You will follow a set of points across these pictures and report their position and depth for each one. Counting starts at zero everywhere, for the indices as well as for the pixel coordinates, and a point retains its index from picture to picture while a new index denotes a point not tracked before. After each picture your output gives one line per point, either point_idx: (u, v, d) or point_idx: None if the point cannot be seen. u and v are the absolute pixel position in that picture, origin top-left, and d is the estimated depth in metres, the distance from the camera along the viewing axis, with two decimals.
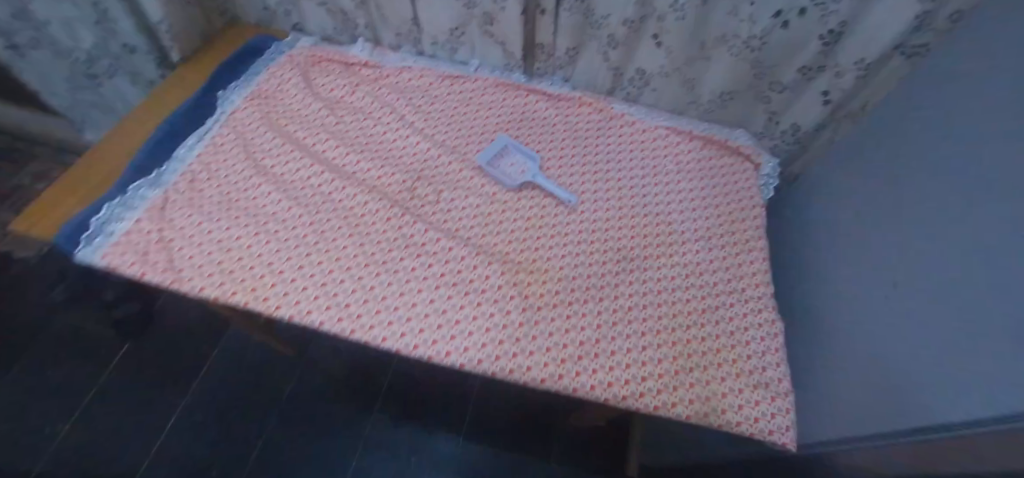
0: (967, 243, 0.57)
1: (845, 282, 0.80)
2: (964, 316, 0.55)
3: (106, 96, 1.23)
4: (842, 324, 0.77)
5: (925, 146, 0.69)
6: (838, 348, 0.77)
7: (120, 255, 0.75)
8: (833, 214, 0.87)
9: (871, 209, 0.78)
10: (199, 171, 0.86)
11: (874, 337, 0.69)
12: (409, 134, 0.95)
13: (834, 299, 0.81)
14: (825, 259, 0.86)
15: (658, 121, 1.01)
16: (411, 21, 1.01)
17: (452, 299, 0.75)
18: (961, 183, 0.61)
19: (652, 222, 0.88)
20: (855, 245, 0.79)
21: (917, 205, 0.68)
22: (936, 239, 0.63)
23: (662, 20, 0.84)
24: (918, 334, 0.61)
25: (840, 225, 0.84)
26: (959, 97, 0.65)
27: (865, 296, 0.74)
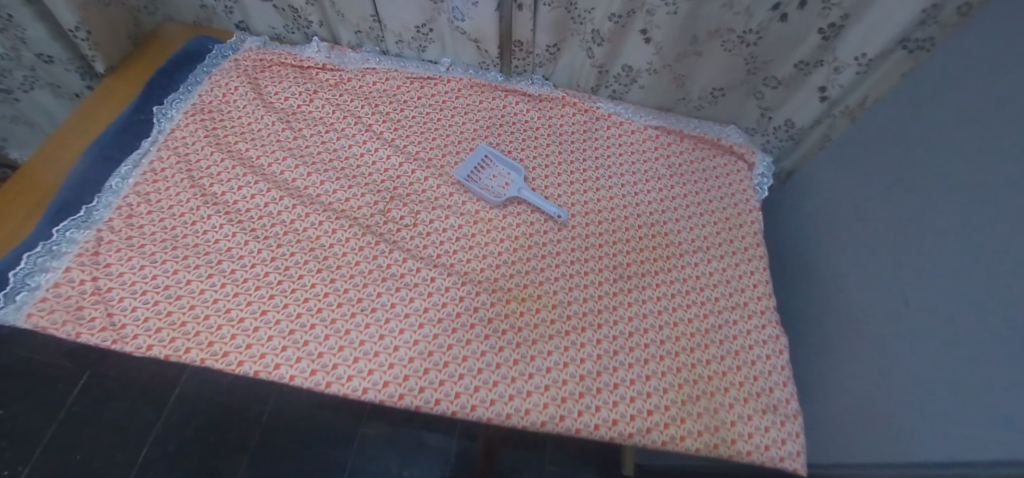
0: (979, 259, 0.53)
1: (843, 291, 0.76)
2: (980, 339, 0.51)
3: (28, 112, 1.08)
4: (845, 335, 0.73)
5: (926, 148, 0.65)
6: (842, 361, 0.73)
7: (49, 314, 0.65)
8: (830, 214, 0.82)
9: (873, 213, 0.72)
10: (136, 204, 0.76)
11: (879, 352, 0.65)
12: (378, 146, 0.85)
13: (834, 307, 0.77)
14: (824, 264, 0.82)
15: (646, 119, 0.94)
16: (371, 17, 0.90)
17: (438, 338, 0.68)
18: (970, 192, 0.56)
19: (648, 234, 0.82)
20: (857, 250, 0.74)
21: (918, 211, 0.64)
22: (941, 250, 0.59)
23: (651, 14, 0.76)
24: (929, 354, 0.57)
25: (841, 227, 0.79)
26: (967, 98, 0.60)
27: (866, 306, 0.70)
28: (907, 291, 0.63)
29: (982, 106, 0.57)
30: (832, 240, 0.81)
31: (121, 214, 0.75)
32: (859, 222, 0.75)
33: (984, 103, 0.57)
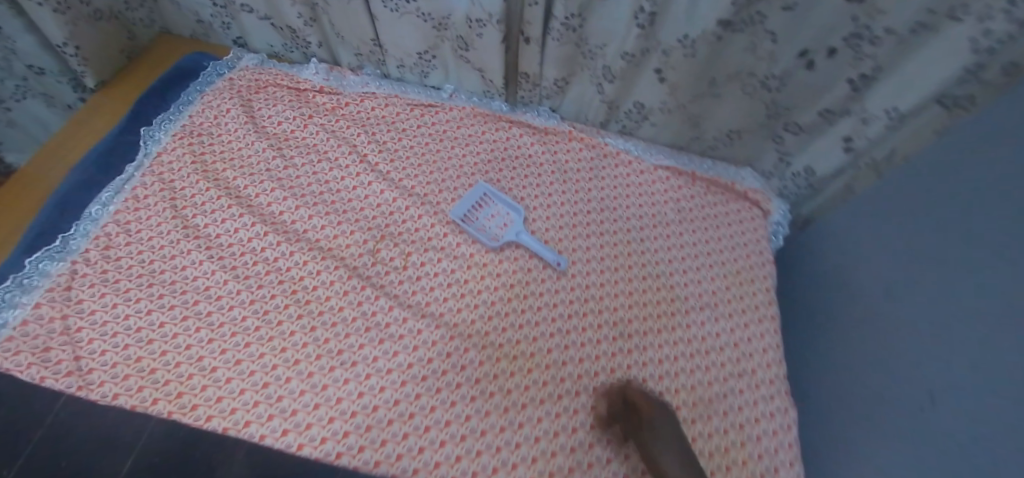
0: (1002, 353, 0.46)
1: (849, 367, 0.67)
2: (1000, 446, 0.43)
3: (19, 122, 1.04)
4: (843, 408, 0.66)
5: (948, 212, 0.57)
6: (837, 437, 0.65)
7: (13, 355, 0.62)
8: (845, 274, 0.73)
9: (896, 287, 0.63)
10: (114, 234, 0.73)
11: (878, 437, 0.58)
12: (372, 179, 0.81)
13: (835, 384, 0.69)
14: (830, 331, 0.73)
15: (657, 158, 0.88)
16: (373, 41, 0.86)
17: (420, 398, 0.63)
18: (996, 273, 0.49)
19: (653, 286, 0.76)
20: (868, 324, 0.66)
21: (934, 286, 0.56)
22: (958, 334, 0.52)
23: (667, 55, 0.71)
24: (936, 452, 0.50)
25: (853, 291, 0.70)
26: (996, 162, 0.52)
27: (867, 380, 0.63)
28: (921, 387, 0.54)
29: (1018, 178, 0.49)
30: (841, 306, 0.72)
31: (98, 244, 0.72)
32: (872, 291, 0.66)
33: (1022, 174, 0.48)
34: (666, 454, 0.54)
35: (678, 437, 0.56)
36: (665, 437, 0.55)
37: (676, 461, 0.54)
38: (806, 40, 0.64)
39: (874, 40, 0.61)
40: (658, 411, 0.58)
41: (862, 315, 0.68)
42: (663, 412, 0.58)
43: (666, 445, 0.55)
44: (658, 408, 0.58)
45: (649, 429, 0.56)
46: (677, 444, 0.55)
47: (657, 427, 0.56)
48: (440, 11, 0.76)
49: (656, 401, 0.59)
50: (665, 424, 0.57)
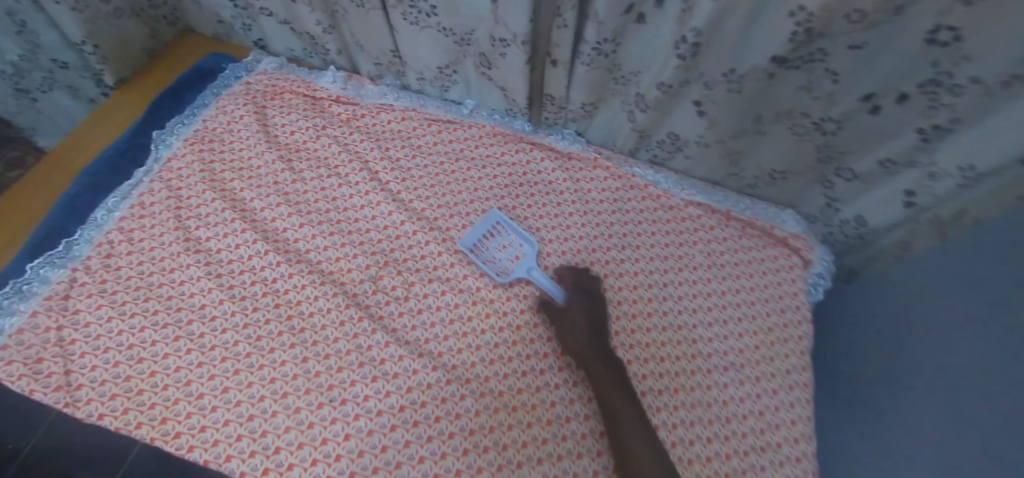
0: None
1: (876, 457, 0.59)
2: None
3: (45, 111, 1.09)
4: None
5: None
6: None
7: (5, 365, 0.61)
8: (887, 347, 0.64)
9: (950, 374, 0.54)
10: (117, 242, 0.71)
11: None
12: (380, 200, 0.77)
13: (861, 470, 0.60)
14: (864, 411, 0.64)
15: (688, 193, 0.80)
16: (392, 52, 0.83)
17: (409, 446, 0.59)
18: None
19: (672, 338, 0.69)
20: (917, 415, 0.56)
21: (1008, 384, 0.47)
22: None
23: (710, 88, 0.64)
24: None
25: (898, 368, 0.61)
26: None
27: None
28: None
29: None
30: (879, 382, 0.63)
31: (101, 252, 0.70)
32: (918, 372, 0.58)
33: None
34: (602, 383, 0.59)
35: (615, 372, 0.60)
36: (602, 372, 0.60)
37: (611, 392, 0.58)
38: (873, 82, 0.56)
39: (954, 89, 0.52)
40: (597, 346, 0.62)
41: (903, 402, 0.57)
42: (602, 348, 0.62)
43: (603, 377, 0.59)
44: (597, 342, 0.63)
45: (588, 360, 0.61)
46: (612, 379, 0.59)
47: (594, 364, 0.61)
48: (462, 26, 0.71)
49: (596, 332, 0.64)
50: (602, 361, 0.61)
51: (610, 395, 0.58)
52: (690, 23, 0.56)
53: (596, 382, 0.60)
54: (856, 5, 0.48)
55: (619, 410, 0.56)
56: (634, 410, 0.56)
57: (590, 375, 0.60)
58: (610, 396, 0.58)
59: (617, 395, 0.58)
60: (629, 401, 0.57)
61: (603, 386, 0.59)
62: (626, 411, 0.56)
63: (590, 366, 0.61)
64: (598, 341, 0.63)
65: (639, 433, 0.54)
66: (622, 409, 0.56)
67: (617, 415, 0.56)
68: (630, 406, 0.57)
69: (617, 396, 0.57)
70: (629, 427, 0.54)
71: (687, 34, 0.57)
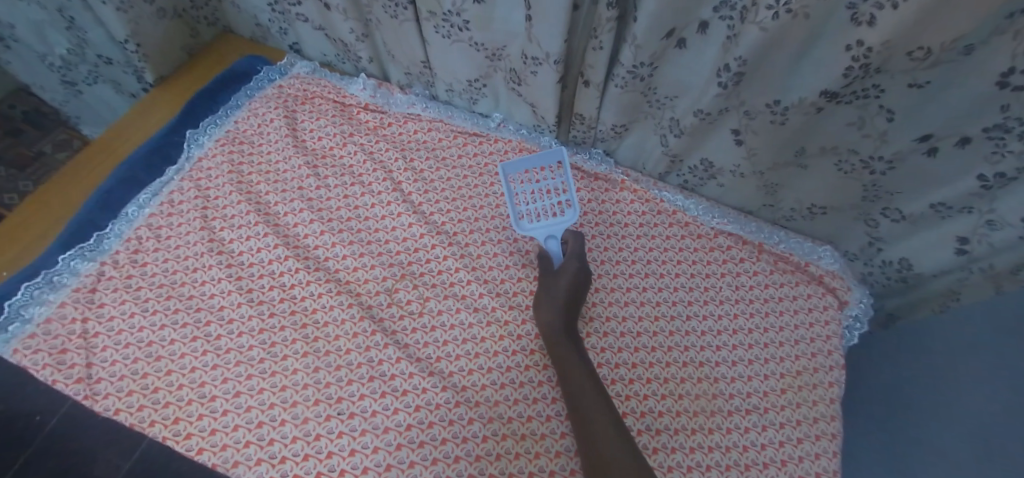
0: None
1: None
2: None
3: (90, 102, 1.15)
4: None
5: None
6: None
7: (31, 354, 0.62)
8: (926, 403, 0.60)
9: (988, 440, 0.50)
10: (145, 238, 0.73)
11: None
12: (401, 210, 0.76)
13: None
14: (891, 467, 0.60)
15: (718, 222, 0.77)
16: (423, 63, 0.82)
17: (414, 467, 0.57)
18: None
19: (693, 375, 0.66)
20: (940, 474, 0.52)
21: None
22: None
23: (751, 117, 0.61)
24: None
25: (937, 426, 0.57)
26: None
27: None
28: None
29: None
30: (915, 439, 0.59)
31: (129, 247, 0.72)
32: (956, 432, 0.54)
33: None
34: (569, 365, 0.57)
35: (583, 356, 0.59)
36: (570, 354, 0.58)
37: (577, 374, 0.57)
38: (932, 123, 0.52)
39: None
40: (568, 327, 0.61)
41: (935, 464, 0.53)
42: (573, 330, 0.61)
43: (572, 359, 0.58)
44: (569, 324, 0.62)
45: (558, 341, 0.60)
46: (580, 362, 0.58)
47: (563, 345, 0.59)
48: (495, 41, 0.70)
49: (570, 311, 0.63)
50: (572, 343, 0.60)
51: (576, 377, 0.56)
52: (734, 52, 0.53)
53: (562, 363, 0.58)
54: (920, 42, 0.45)
55: (585, 393, 0.55)
56: (599, 394, 0.55)
57: (558, 356, 0.59)
58: (575, 379, 0.56)
59: (582, 377, 0.56)
60: (595, 385, 0.56)
61: (569, 368, 0.57)
62: (591, 394, 0.54)
63: (559, 347, 0.59)
64: (570, 322, 0.62)
65: (603, 417, 0.52)
66: (587, 393, 0.55)
67: (581, 399, 0.54)
68: (596, 390, 0.55)
69: (582, 379, 0.56)
70: (593, 411, 0.53)
71: (731, 63, 0.54)
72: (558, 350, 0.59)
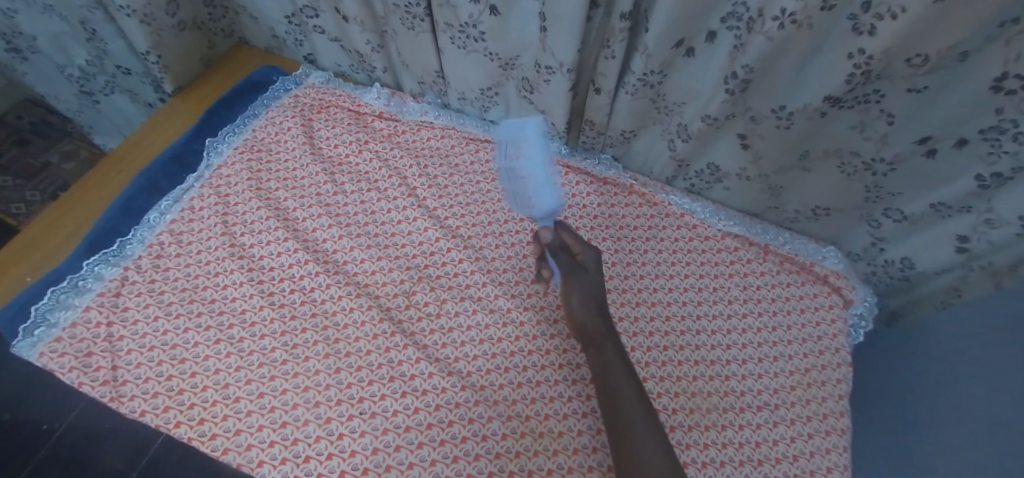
0: None
1: None
2: None
3: (105, 113, 1.18)
4: None
5: None
6: None
7: (58, 357, 0.64)
8: (932, 398, 0.61)
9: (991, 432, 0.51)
10: (167, 243, 0.75)
11: None
12: (417, 215, 0.79)
13: None
14: (901, 461, 0.61)
15: (725, 224, 0.79)
16: (436, 72, 0.85)
17: (435, 465, 0.59)
18: None
19: (704, 373, 0.68)
20: (947, 466, 0.54)
21: None
22: None
23: (757, 122, 0.64)
24: None
25: (944, 420, 0.58)
26: None
27: None
28: None
29: None
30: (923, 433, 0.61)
31: (151, 252, 0.74)
32: (962, 425, 0.56)
33: None
34: (609, 367, 0.56)
35: (622, 356, 0.58)
36: (611, 355, 0.58)
37: (617, 376, 0.56)
38: (930, 126, 0.55)
39: (1019, 137, 0.51)
40: (605, 329, 0.60)
41: (945, 459, 0.55)
42: (610, 330, 0.60)
43: (612, 361, 0.57)
44: (606, 326, 0.60)
45: (597, 343, 0.59)
46: (621, 363, 0.57)
47: (603, 347, 0.58)
48: (509, 51, 0.73)
49: (604, 311, 0.62)
50: (612, 343, 0.59)
51: (616, 379, 0.55)
52: (741, 60, 0.56)
53: (601, 365, 0.57)
54: (918, 50, 0.47)
55: (624, 396, 0.54)
56: (639, 396, 0.54)
57: (597, 359, 0.58)
58: (616, 383, 0.55)
59: (623, 378, 0.55)
60: (635, 385, 0.55)
61: (610, 371, 0.56)
62: (631, 396, 0.54)
63: (599, 349, 0.58)
64: (607, 322, 0.61)
65: (643, 421, 0.52)
66: (626, 396, 0.54)
67: (619, 402, 0.53)
68: (637, 391, 0.55)
69: (624, 381, 0.55)
70: (633, 413, 0.52)
71: (738, 70, 0.57)
72: (597, 352, 0.58)
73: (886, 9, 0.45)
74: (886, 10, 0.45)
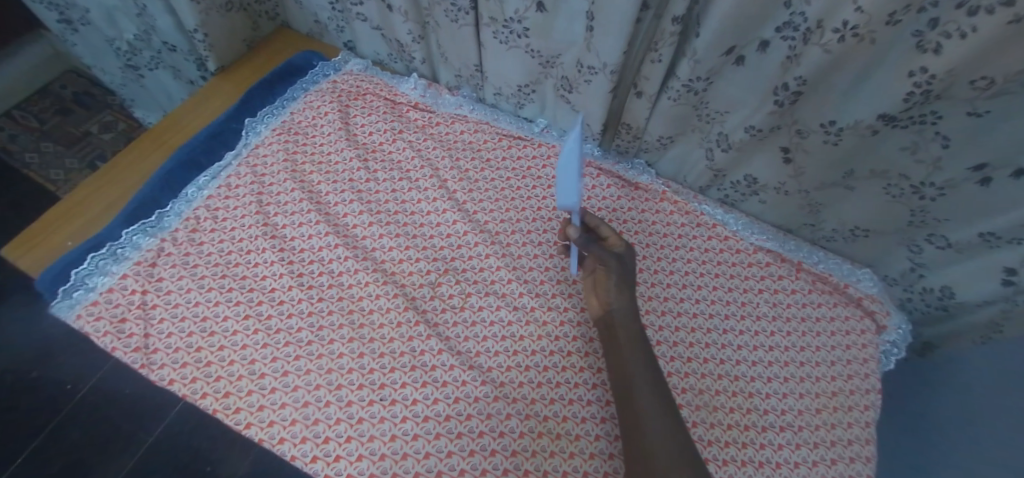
0: None
1: None
2: None
3: (148, 87, 1.21)
4: None
5: None
6: None
7: (94, 321, 0.66)
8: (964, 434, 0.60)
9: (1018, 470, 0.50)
10: (203, 218, 0.76)
11: None
12: (446, 208, 0.79)
13: None
14: None
15: (758, 238, 0.78)
16: (475, 66, 0.86)
17: (451, 457, 0.59)
18: None
19: (727, 388, 0.67)
20: None
21: None
22: None
23: (803, 136, 0.62)
24: None
25: (975, 457, 0.57)
26: None
27: None
28: None
29: None
30: (955, 467, 0.59)
31: (187, 226, 0.75)
32: (992, 463, 0.54)
33: None
34: (631, 377, 0.56)
35: (650, 364, 0.57)
36: (635, 363, 0.57)
37: (640, 386, 0.55)
38: (988, 152, 0.53)
39: None
40: (632, 335, 0.59)
41: None
42: (637, 337, 0.59)
43: (636, 369, 0.56)
44: (633, 332, 0.60)
45: (620, 351, 0.59)
46: (646, 372, 0.56)
47: (627, 354, 0.58)
48: (551, 49, 0.73)
49: (631, 317, 0.61)
50: (637, 349, 0.58)
51: (639, 389, 0.55)
52: (794, 72, 0.55)
53: (623, 373, 0.57)
54: (984, 72, 0.46)
55: (647, 407, 0.53)
56: (664, 407, 0.53)
57: (619, 366, 0.57)
58: (638, 393, 0.54)
59: (648, 389, 0.54)
60: (660, 395, 0.54)
61: (631, 381, 0.55)
62: (653, 407, 0.53)
63: (621, 356, 0.58)
64: (633, 329, 0.60)
65: (666, 434, 0.51)
66: (649, 407, 0.53)
67: (640, 412, 0.53)
68: (661, 402, 0.54)
69: (648, 392, 0.54)
70: (656, 425, 0.51)
71: (791, 82, 0.56)
72: (621, 359, 0.58)
73: (956, 27, 0.43)
74: (956, 29, 0.43)
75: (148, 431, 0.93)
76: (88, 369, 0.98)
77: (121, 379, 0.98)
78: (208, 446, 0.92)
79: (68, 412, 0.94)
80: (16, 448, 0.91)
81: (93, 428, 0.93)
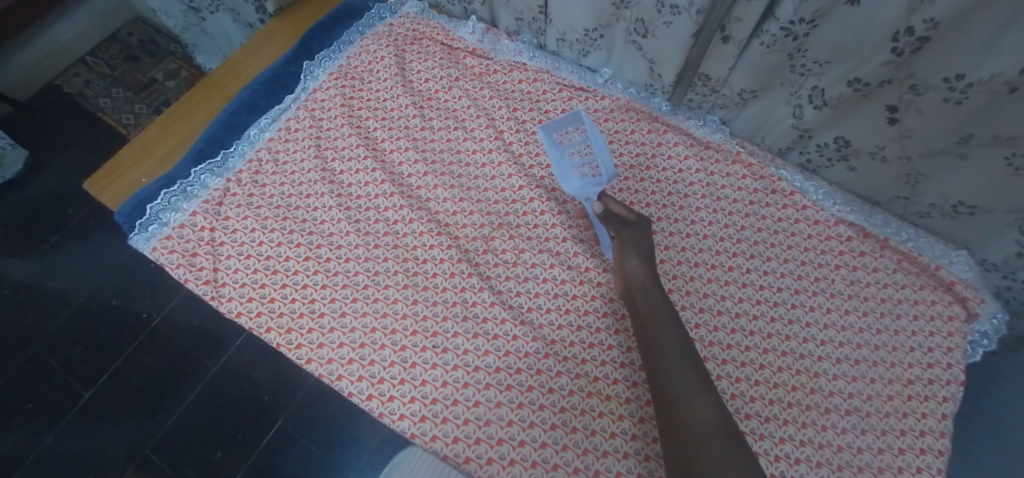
0: None
1: None
2: None
3: (209, 30, 1.21)
4: None
5: None
6: None
7: (169, 253, 0.69)
8: None
9: None
10: (264, 160, 0.77)
11: None
12: (502, 160, 0.76)
13: None
14: None
15: (840, 209, 0.71)
16: (539, 8, 0.80)
17: (500, 407, 0.60)
18: None
19: (792, 365, 0.63)
20: None
21: None
22: None
23: (918, 93, 0.55)
24: None
25: None
26: None
27: None
28: None
29: None
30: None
31: (250, 167, 0.76)
32: None
33: None
34: (662, 356, 0.53)
35: (682, 340, 0.54)
36: (668, 338, 0.54)
37: (674, 364, 0.52)
38: None
39: None
40: (658, 309, 0.56)
41: None
42: (664, 311, 0.56)
43: (668, 348, 0.53)
44: (658, 305, 0.56)
45: (648, 328, 0.55)
46: (677, 349, 0.53)
47: (657, 329, 0.55)
48: None
49: (654, 288, 0.58)
50: (669, 325, 0.55)
51: (673, 366, 0.52)
52: (924, 12, 0.48)
53: (654, 352, 0.54)
54: None
55: (683, 385, 0.50)
56: (700, 385, 0.50)
57: (650, 342, 0.54)
58: (672, 372, 0.51)
59: (681, 366, 0.51)
60: (695, 375, 0.51)
61: (664, 359, 0.52)
62: (688, 385, 0.50)
63: (652, 331, 0.55)
64: (660, 300, 0.57)
65: (705, 416, 0.47)
66: (685, 383, 0.50)
67: (674, 394, 0.50)
68: (695, 379, 0.51)
69: (684, 372, 0.51)
70: (694, 404, 0.48)
71: (918, 25, 0.49)
72: (652, 337, 0.55)
73: None
74: None
75: (212, 361, 1.00)
76: (159, 300, 1.05)
77: (188, 311, 1.04)
78: (266, 378, 0.98)
79: (145, 338, 1.02)
80: (102, 366, 1.00)
81: (167, 353, 1.00)
